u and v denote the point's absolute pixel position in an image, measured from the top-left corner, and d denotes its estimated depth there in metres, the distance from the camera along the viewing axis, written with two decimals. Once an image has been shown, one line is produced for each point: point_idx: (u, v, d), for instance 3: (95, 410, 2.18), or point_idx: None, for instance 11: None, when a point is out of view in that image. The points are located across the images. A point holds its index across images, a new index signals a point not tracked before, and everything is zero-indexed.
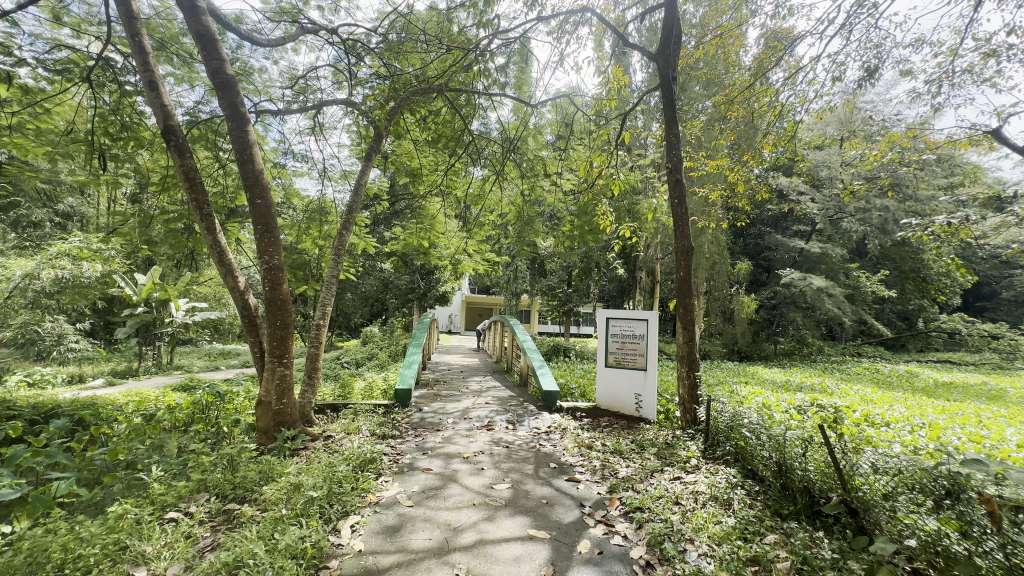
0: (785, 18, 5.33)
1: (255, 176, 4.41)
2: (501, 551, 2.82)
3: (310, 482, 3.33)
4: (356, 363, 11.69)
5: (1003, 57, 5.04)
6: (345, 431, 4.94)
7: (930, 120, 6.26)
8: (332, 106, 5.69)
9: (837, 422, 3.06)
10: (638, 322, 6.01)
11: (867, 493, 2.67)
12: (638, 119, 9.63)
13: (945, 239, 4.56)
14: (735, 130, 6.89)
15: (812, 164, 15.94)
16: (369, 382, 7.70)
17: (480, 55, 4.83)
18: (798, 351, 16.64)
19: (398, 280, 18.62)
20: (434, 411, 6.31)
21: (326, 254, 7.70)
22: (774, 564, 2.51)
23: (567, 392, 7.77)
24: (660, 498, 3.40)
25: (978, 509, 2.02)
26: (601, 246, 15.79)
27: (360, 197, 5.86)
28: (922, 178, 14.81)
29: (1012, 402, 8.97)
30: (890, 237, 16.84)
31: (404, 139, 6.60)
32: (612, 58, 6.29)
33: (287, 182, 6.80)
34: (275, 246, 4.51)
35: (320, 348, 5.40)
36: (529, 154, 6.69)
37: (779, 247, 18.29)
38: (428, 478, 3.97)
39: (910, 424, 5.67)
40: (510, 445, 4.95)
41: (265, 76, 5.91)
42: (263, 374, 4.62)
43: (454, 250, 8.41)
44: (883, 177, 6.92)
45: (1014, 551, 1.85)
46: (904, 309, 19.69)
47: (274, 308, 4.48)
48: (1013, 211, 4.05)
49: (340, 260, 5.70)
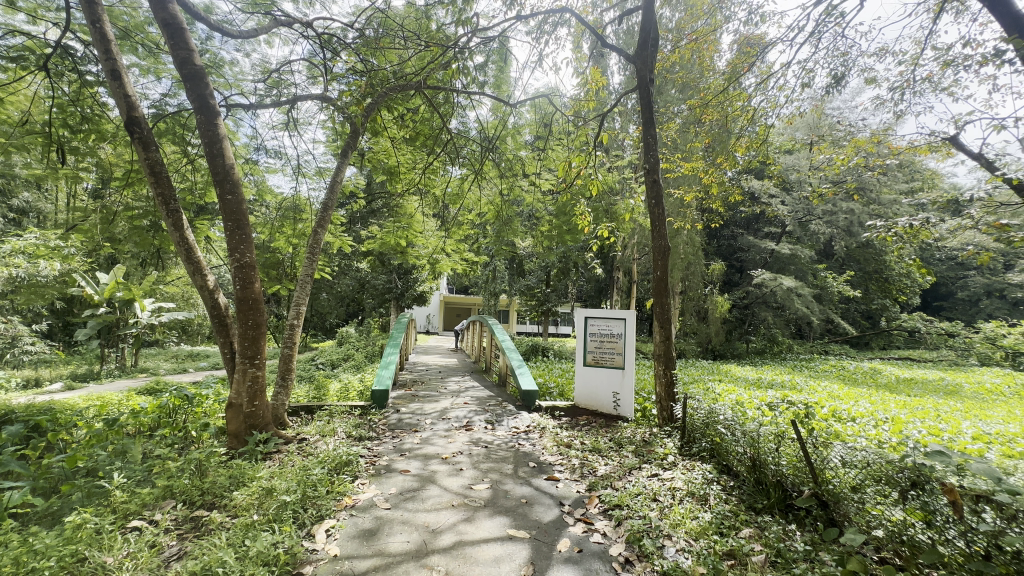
0: (758, 25, 5.47)
1: (225, 170, 4.26)
2: (480, 552, 2.79)
3: (283, 486, 3.23)
4: (331, 364, 11.47)
5: (959, 67, 5.28)
6: (320, 433, 4.82)
7: (894, 128, 6.47)
8: (307, 101, 5.56)
9: (808, 417, 3.13)
10: (616, 321, 6.07)
11: (837, 486, 2.74)
12: (616, 120, 9.78)
13: (908, 240, 4.70)
14: (710, 133, 6.99)
15: (783, 167, 16.44)
16: (344, 383, 7.56)
17: (460, 52, 4.78)
18: (769, 349, 17.09)
19: (375, 279, 18.44)
20: (411, 412, 6.23)
21: (301, 253, 7.51)
22: (750, 558, 2.57)
23: (545, 391, 7.80)
24: (639, 494, 3.43)
25: (940, 499, 2.10)
26: (579, 246, 15.93)
27: (337, 194, 5.75)
28: (885, 182, 15.41)
29: (968, 396, 9.40)
30: (856, 238, 17.45)
31: (382, 137, 6.51)
32: (590, 59, 6.32)
33: (259, 179, 6.62)
34: (247, 243, 4.37)
35: (294, 349, 5.26)
36: (508, 154, 6.71)
37: (751, 248, 18.83)
38: (406, 480, 3.90)
39: (875, 419, 5.85)
40: (489, 445, 4.92)
41: (237, 69, 5.74)
42: (234, 376, 4.47)
43: (432, 250, 8.30)
44: (850, 181, 7.15)
45: (974, 539, 1.93)
46: (868, 308, 20.46)
47: (245, 307, 4.34)
48: (968, 214, 4.05)
49: (315, 259, 5.56)
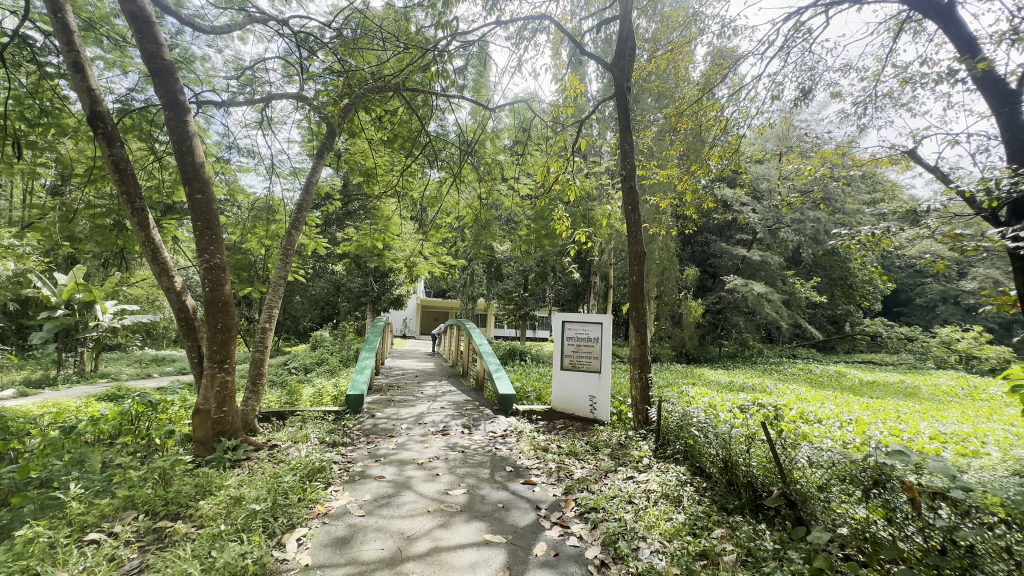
0: (730, 38, 5.64)
1: (195, 169, 4.14)
2: (456, 558, 2.76)
3: (252, 494, 3.14)
4: (304, 368, 11.23)
5: (916, 84, 5.54)
6: (292, 439, 4.70)
7: (857, 140, 6.74)
8: (282, 100, 5.45)
9: (778, 420, 3.22)
10: (593, 325, 6.11)
11: (804, 485, 2.82)
12: (593, 127, 9.93)
13: (870, 248, 4.89)
14: (685, 141, 7.14)
15: (754, 176, 16.95)
16: (318, 388, 7.41)
17: (439, 55, 4.76)
18: (740, 353, 17.54)
19: (351, 283, 18.17)
20: (387, 417, 6.14)
21: (274, 255, 7.34)
22: (721, 558, 2.62)
23: (523, 395, 7.80)
24: (614, 497, 3.46)
25: (900, 497, 2.18)
26: (557, 251, 16.05)
27: (312, 195, 5.65)
28: (849, 193, 16.04)
29: (925, 398, 9.84)
30: (822, 246, 18.09)
31: (359, 138, 6.45)
32: (568, 66, 6.39)
33: (230, 178, 6.45)
34: (216, 244, 4.25)
35: (266, 353, 5.12)
36: (486, 158, 6.73)
37: (723, 254, 19.32)
38: (380, 486, 3.84)
39: (840, 421, 6.06)
40: (466, 450, 4.89)
41: (208, 65, 5.59)
42: (201, 382, 4.33)
43: (409, 253, 8.21)
44: (816, 191, 7.41)
45: (930, 534, 2.02)
46: (833, 313, 21.21)
47: (214, 309, 4.21)
48: (925, 224, 4.15)
49: (288, 260, 5.44)
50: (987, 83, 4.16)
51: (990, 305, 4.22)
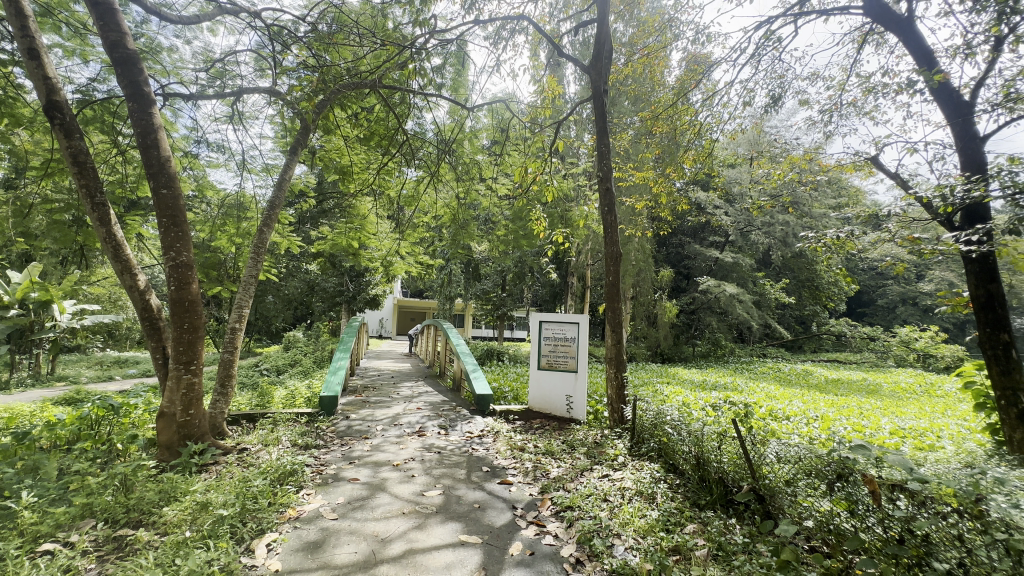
0: (704, 44, 5.77)
1: (160, 163, 3.98)
2: (431, 560, 2.74)
3: (220, 499, 3.04)
4: (277, 369, 10.98)
5: (878, 94, 5.78)
6: (263, 442, 4.58)
7: (823, 147, 6.98)
8: (254, 95, 5.30)
9: (748, 416, 3.30)
10: (570, 325, 6.15)
11: (773, 480, 2.90)
12: (571, 128, 10.02)
13: (835, 250, 5.08)
14: (661, 144, 7.26)
15: (726, 180, 17.36)
16: (290, 389, 7.24)
17: (416, 53, 4.71)
18: (713, 352, 17.96)
19: (325, 282, 17.84)
20: (362, 419, 6.05)
21: (244, 253, 7.14)
22: (693, 552, 2.68)
23: (500, 395, 7.80)
24: (589, 495, 3.49)
25: (862, 489, 2.26)
26: (535, 251, 16.11)
27: (284, 193, 5.52)
28: (816, 198, 16.59)
29: (886, 395, 10.28)
30: (791, 248, 18.66)
31: (334, 135, 6.35)
32: (546, 67, 6.41)
33: (199, 174, 6.24)
34: (183, 241, 4.10)
35: (235, 354, 4.97)
36: (464, 157, 6.70)
37: (697, 256, 19.73)
38: (354, 488, 3.78)
39: (807, 418, 6.27)
40: (442, 450, 4.86)
41: (175, 56, 5.40)
42: (166, 384, 4.17)
43: (385, 252, 8.11)
44: (785, 195, 7.63)
45: (889, 525, 2.10)
46: (801, 313, 21.91)
47: (180, 309, 4.07)
48: (886, 228, 4.29)
49: (259, 259, 5.29)
50: (944, 94, 4.37)
51: (946, 306, 4.42)
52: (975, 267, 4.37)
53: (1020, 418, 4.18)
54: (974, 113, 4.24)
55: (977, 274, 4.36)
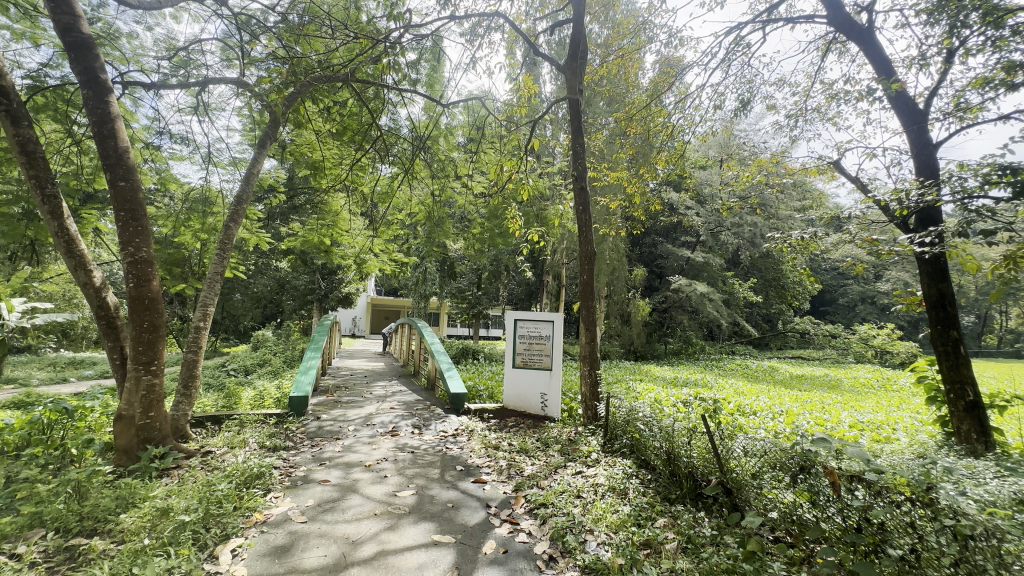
0: (676, 48, 5.88)
1: (118, 154, 3.79)
2: (403, 561, 2.71)
3: (182, 505, 2.94)
4: (245, 368, 10.67)
5: (841, 100, 6.01)
6: (229, 445, 4.43)
7: (789, 151, 7.21)
8: (220, 85, 5.12)
9: (717, 412, 3.37)
10: (544, 323, 6.19)
11: (740, 474, 2.97)
12: (547, 128, 10.07)
13: (800, 251, 5.27)
14: (635, 145, 7.36)
15: (697, 181, 17.74)
16: (259, 390, 7.05)
17: (391, 47, 4.62)
18: (684, 350, 18.38)
19: (296, 280, 17.41)
20: (333, 419, 5.93)
21: (210, 250, 6.90)
22: (663, 546, 2.73)
23: (475, 394, 7.78)
24: (563, 492, 3.52)
25: (823, 481, 2.35)
26: (511, 250, 16.11)
27: (252, 187, 5.35)
28: (782, 200, 17.14)
29: (847, 390, 10.74)
30: (758, 249, 19.24)
31: (306, 129, 6.20)
32: (522, 66, 6.41)
33: (162, 167, 5.99)
34: (143, 236, 3.92)
35: (200, 353, 4.79)
36: (440, 155, 6.64)
37: (669, 256, 20.12)
38: (325, 490, 3.70)
39: (773, 413, 6.48)
40: (416, 450, 4.81)
41: (136, 43, 5.16)
42: (125, 386, 4.00)
43: (358, 249, 7.98)
44: (753, 197, 7.84)
45: (848, 514, 2.19)
46: (767, 312, 22.64)
47: (140, 307, 3.90)
48: (847, 229, 4.46)
49: (226, 255, 5.11)
50: (900, 102, 4.58)
51: (902, 304, 4.63)
52: (928, 267, 4.61)
53: (968, 410, 4.42)
54: (929, 121, 4.45)
55: (930, 273, 4.60)
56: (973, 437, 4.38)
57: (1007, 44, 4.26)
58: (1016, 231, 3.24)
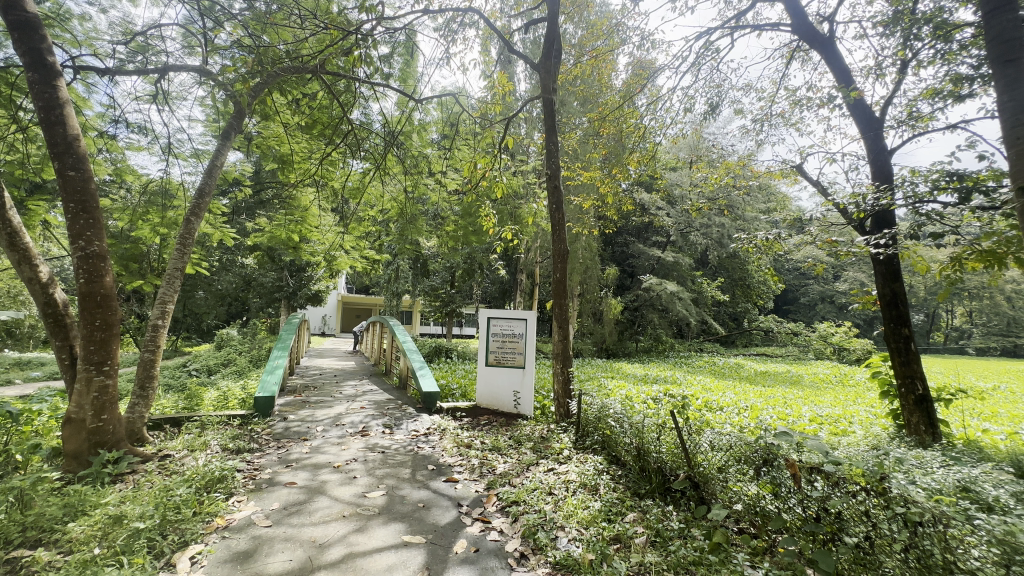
0: (648, 50, 5.97)
1: (67, 142, 3.58)
2: (372, 563, 2.66)
3: (136, 511, 2.80)
4: (208, 368, 10.28)
5: (803, 107, 6.24)
6: (189, 448, 4.25)
7: (755, 154, 7.43)
8: (181, 73, 4.89)
9: (685, 408, 3.43)
10: (518, 321, 6.20)
11: (706, 467, 3.03)
12: (521, 126, 10.07)
13: (765, 251, 5.43)
14: (607, 146, 7.43)
15: (668, 183, 18.10)
16: (223, 390, 6.81)
17: (362, 39, 4.50)
18: (654, 348, 18.74)
19: (263, 277, 16.88)
20: (301, 420, 5.77)
21: (170, 245, 6.60)
22: (633, 540, 2.77)
23: (447, 392, 7.71)
24: (535, 489, 3.52)
25: (784, 473, 2.42)
26: (484, 248, 16.04)
27: (215, 180, 5.14)
28: (749, 202, 17.68)
29: (807, 386, 11.17)
30: (726, 249, 19.79)
31: (273, 121, 6.01)
32: (497, 63, 6.37)
33: (117, 157, 5.69)
34: (95, 229, 3.71)
35: (158, 353, 4.58)
36: (413, 150, 6.54)
37: (641, 255, 20.46)
38: (291, 493, 3.60)
39: (738, 408, 6.68)
40: (387, 450, 4.73)
41: (88, 25, 4.87)
42: (74, 387, 3.78)
43: (328, 246, 7.78)
44: (721, 198, 8.05)
45: (808, 504, 2.26)
46: (734, 311, 23.29)
47: (92, 305, 3.69)
48: (808, 231, 4.63)
49: (186, 250, 4.89)
50: (858, 109, 4.78)
51: (859, 303, 4.85)
52: (883, 268, 4.83)
53: (918, 403, 4.65)
54: (884, 129, 4.66)
55: (884, 273, 4.82)
56: (922, 429, 4.62)
57: (955, 57, 4.50)
58: (962, 234, 3.42)
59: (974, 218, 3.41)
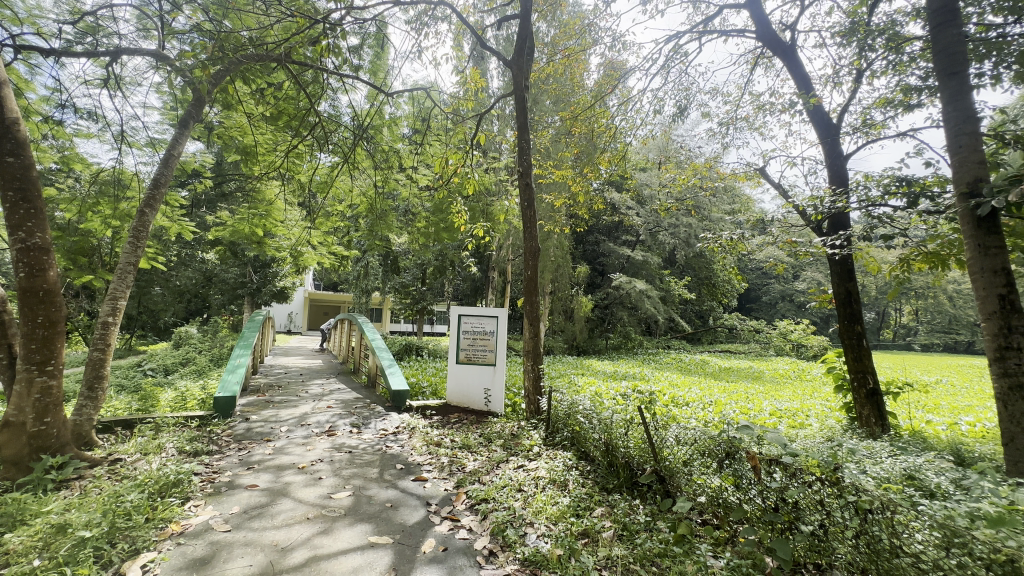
0: (619, 51, 6.05)
1: (5, 126, 3.34)
2: (336, 566, 2.59)
3: (82, 519, 2.64)
4: (164, 368, 9.80)
5: (766, 112, 6.45)
6: (142, 452, 4.05)
7: (721, 157, 7.65)
8: (135, 57, 4.63)
9: (652, 404, 3.49)
10: (489, 319, 6.17)
11: (672, 462, 3.09)
12: (493, 123, 10.04)
13: (729, 251, 5.59)
14: (579, 145, 7.49)
15: (638, 183, 18.42)
16: (180, 391, 6.51)
17: (330, 29, 4.35)
18: (624, 345, 19.06)
19: (226, 273, 16.24)
20: (264, 420, 5.58)
21: (123, 238, 6.26)
22: (601, 535, 2.81)
23: (417, 391, 7.62)
24: (504, 487, 3.53)
25: (745, 465, 2.50)
26: (456, 245, 15.92)
27: (171, 171, 4.89)
28: (715, 203, 18.20)
29: (768, 381, 11.60)
30: (692, 249, 20.31)
31: (236, 111, 5.78)
32: (469, 58, 6.31)
33: (64, 144, 5.34)
34: (36, 220, 3.47)
35: (107, 352, 4.33)
36: (383, 145, 6.42)
37: (611, 254, 20.76)
38: (252, 496, 3.48)
39: (703, 403, 6.86)
40: (354, 450, 4.64)
41: (31, 3, 4.56)
42: (13, 389, 3.53)
43: (294, 241, 7.56)
44: (688, 199, 8.24)
45: (767, 495, 2.34)
46: (700, 309, 23.95)
47: (33, 300, 3.46)
48: (770, 232, 4.80)
49: (140, 244, 4.63)
50: (817, 116, 4.98)
51: (816, 302, 5.06)
52: (838, 268, 5.06)
53: (869, 396, 4.89)
54: (841, 135, 4.87)
55: (839, 273, 5.05)
56: (872, 421, 4.86)
57: (905, 68, 4.74)
58: (910, 236, 3.61)
59: (921, 222, 3.60)
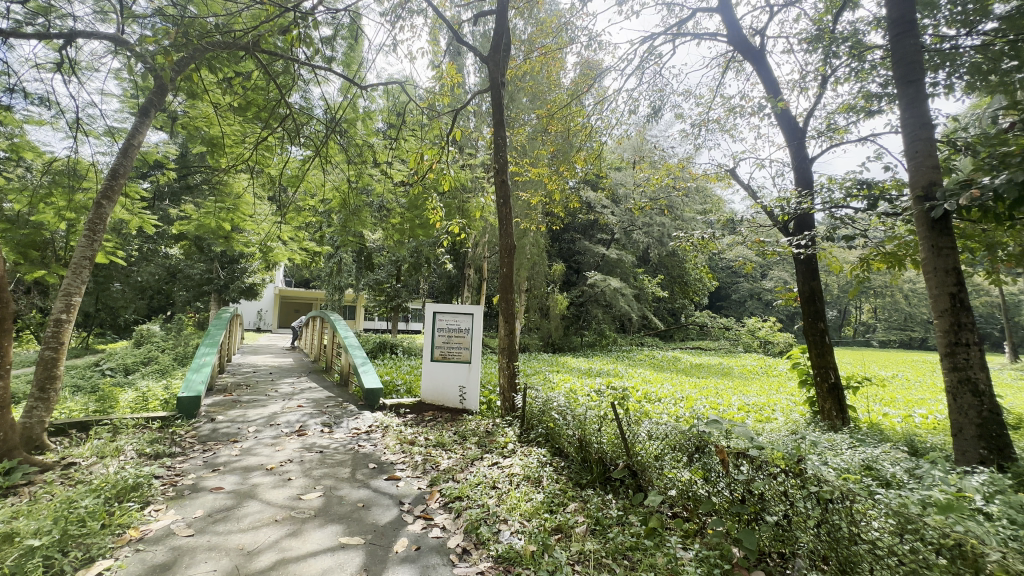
0: (595, 51, 6.09)
1: None
2: (306, 568, 2.54)
3: (31, 527, 2.50)
4: (124, 368, 9.37)
5: (737, 114, 6.61)
6: (99, 455, 3.87)
7: (693, 158, 7.79)
8: (91, 40, 4.40)
9: (625, 400, 3.53)
10: (464, 316, 6.13)
11: (644, 456, 3.15)
12: (469, 119, 9.95)
13: (700, 249, 5.71)
14: (555, 143, 7.51)
15: (613, 182, 18.63)
16: (141, 391, 6.25)
17: (301, 18, 4.22)
18: (598, 342, 19.28)
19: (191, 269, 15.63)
20: (231, 420, 5.41)
21: (78, 231, 5.96)
22: (574, 530, 2.83)
23: (391, 389, 7.51)
24: (478, 484, 3.52)
25: (714, 459, 2.56)
26: (432, 242, 15.76)
27: (131, 161, 4.65)
28: (687, 203, 18.57)
29: (737, 377, 11.92)
30: (665, 248, 20.69)
31: (201, 100, 5.56)
32: (445, 53, 6.24)
33: (12, 130, 5.03)
34: None
35: (61, 351, 4.11)
36: (356, 139, 6.29)
37: (586, 252, 20.95)
38: (217, 499, 3.36)
39: (675, 399, 6.99)
40: (325, 449, 4.54)
41: None
42: None
43: (263, 236, 7.33)
44: (661, 198, 8.37)
45: (735, 486, 2.41)
46: (672, 307, 24.41)
47: None
48: (739, 232, 4.92)
49: (95, 236, 4.40)
50: (785, 119, 5.13)
51: (782, 299, 5.22)
52: (804, 267, 5.23)
53: (831, 391, 5.08)
54: (806, 138, 5.03)
55: (805, 272, 5.23)
56: (833, 414, 5.06)
57: (867, 75, 4.93)
58: (870, 237, 3.76)
59: (880, 223, 3.75)
